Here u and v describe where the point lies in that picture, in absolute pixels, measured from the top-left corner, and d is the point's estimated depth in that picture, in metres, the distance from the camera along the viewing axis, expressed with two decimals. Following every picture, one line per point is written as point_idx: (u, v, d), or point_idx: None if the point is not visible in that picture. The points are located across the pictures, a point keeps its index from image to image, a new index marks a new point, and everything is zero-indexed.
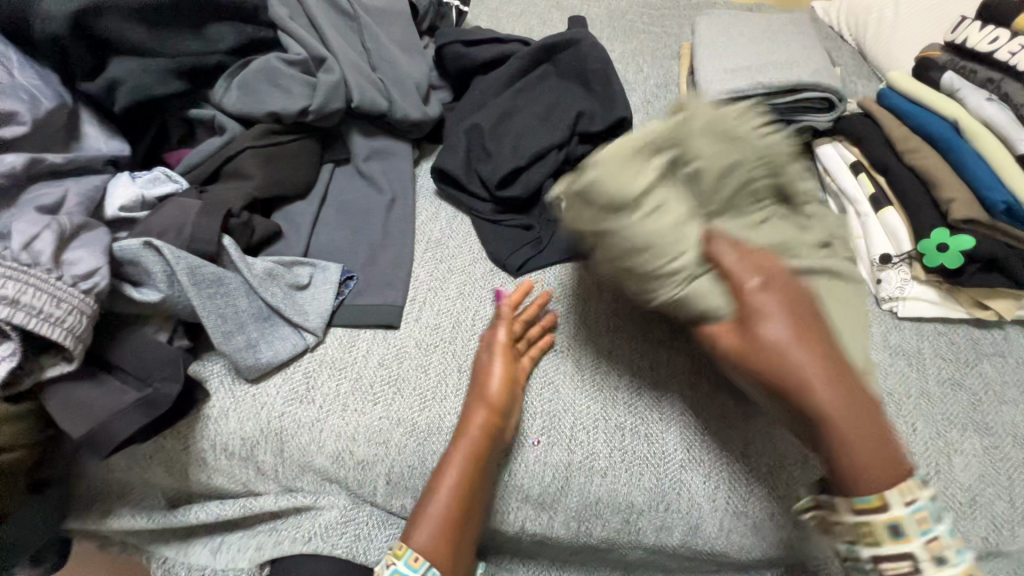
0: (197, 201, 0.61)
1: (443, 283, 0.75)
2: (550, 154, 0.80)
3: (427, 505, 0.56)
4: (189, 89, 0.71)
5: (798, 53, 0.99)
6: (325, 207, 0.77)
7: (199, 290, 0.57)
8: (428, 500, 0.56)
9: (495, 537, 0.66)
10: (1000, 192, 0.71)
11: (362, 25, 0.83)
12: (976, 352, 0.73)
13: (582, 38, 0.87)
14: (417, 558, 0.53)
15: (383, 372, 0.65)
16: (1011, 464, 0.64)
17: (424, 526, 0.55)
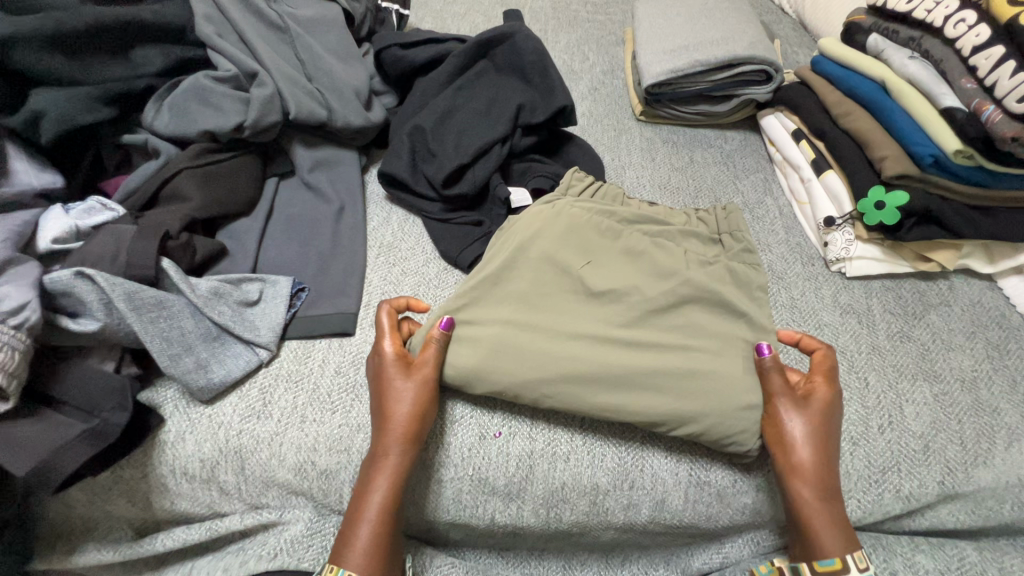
0: (132, 227, 0.61)
1: (397, 286, 0.75)
2: (494, 149, 0.81)
3: (356, 529, 0.54)
4: (120, 115, 0.71)
5: (734, 28, 1.01)
6: (272, 221, 0.77)
7: (140, 315, 0.57)
8: (355, 521, 0.55)
9: (468, 534, 0.67)
10: (929, 145, 0.71)
11: (294, 36, 0.82)
12: (923, 303, 0.75)
13: (517, 31, 0.88)
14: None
15: (340, 380, 0.65)
16: (959, 408, 0.66)
17: (359, 549, 0.54)
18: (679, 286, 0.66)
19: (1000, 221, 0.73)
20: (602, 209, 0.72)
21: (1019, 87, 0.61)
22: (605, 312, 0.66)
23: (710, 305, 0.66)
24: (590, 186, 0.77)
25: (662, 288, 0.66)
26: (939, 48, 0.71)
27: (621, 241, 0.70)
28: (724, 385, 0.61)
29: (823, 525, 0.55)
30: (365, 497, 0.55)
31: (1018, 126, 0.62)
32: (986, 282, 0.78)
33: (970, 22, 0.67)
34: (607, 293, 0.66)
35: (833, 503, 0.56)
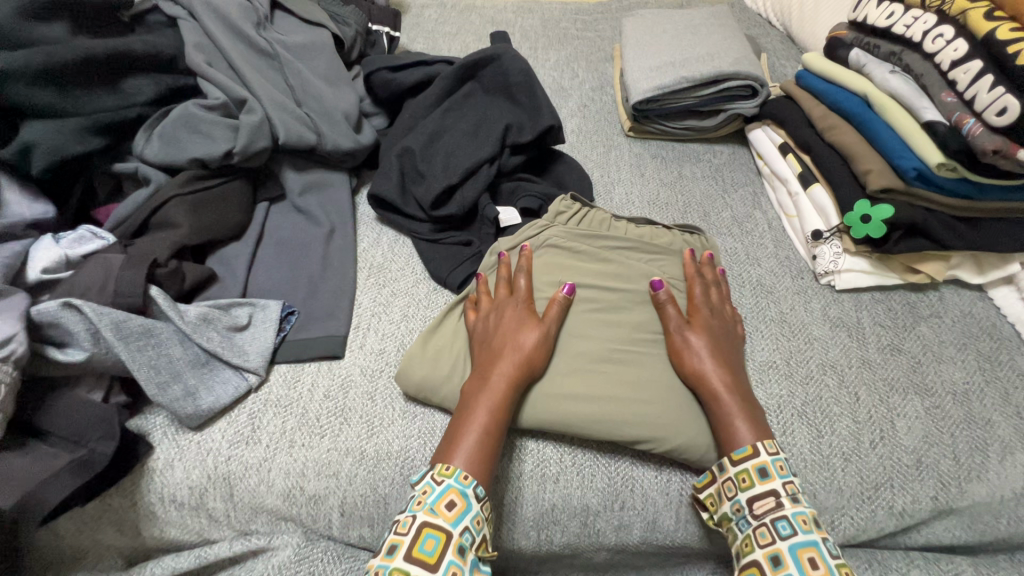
0: (120, 256, 0.61)
1: (387, 308, 0.75)
2: (482, 169, 0.82)
3: (478, 427, 0.55)
4: (111, 145, 0.72)
5: (720, 43, 1.02)
6: (262, 245, 0.77)
7: (127, 343, 0.57)
8: (464, 425, 0.56)
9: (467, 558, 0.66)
10: (912, 159, 0.72)
11: (283, 62, 0.84)
12: (913, 315, 0.75)
13: (503, 53, 0.89)
14: (466, 475, 0.52)
15: (329, 403, 0.65)
16: (952, 421, 0.65)
17: (463, 448, 0.54)
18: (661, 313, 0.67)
19: (988, 231, 0.73)
20: (585, 236, 0.73)
21: (997, 100, 0.61)
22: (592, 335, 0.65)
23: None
24: (576, 214, 0.77)
25: (644, 315, 0.67)
26: (919, 62, 0.72)
27: (604, 266, 0.71)
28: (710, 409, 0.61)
29: (738, 415, 0.58)
30: (464, 411, 0.57)
31: (998, 139, 0.63)
32: (977, 292, 0.78)
33: (948, 37, 0.68)
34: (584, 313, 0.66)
35: (741, 399, 0.59)
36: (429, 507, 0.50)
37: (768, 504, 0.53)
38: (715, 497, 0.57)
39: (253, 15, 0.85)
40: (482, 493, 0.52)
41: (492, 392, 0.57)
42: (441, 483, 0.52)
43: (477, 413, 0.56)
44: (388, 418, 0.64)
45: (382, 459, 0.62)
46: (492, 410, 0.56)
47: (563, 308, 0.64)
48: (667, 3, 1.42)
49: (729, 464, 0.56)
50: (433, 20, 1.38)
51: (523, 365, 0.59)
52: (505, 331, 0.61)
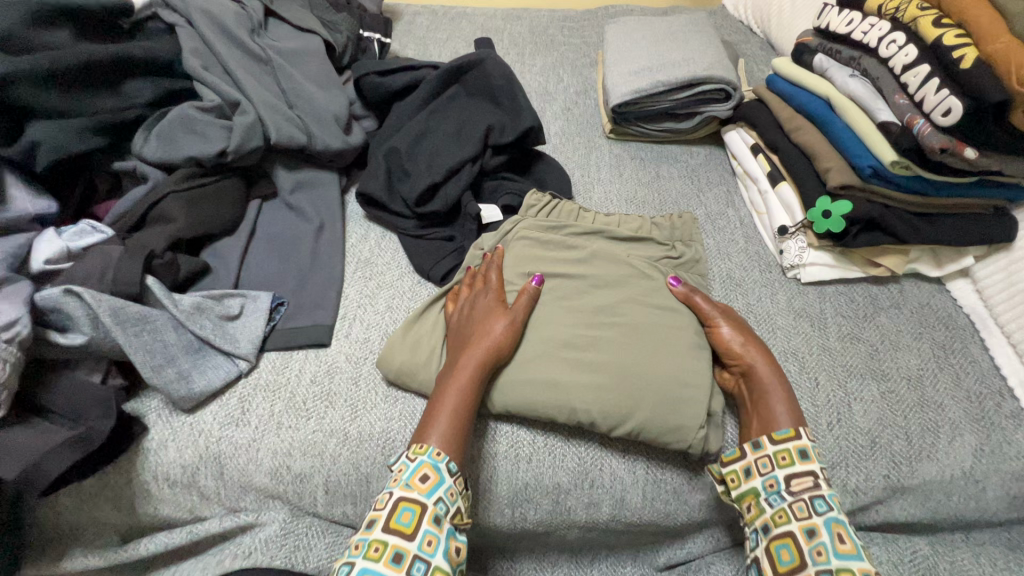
0: (119, 247, 0.65)
1: (373, 299, 0.79)
2: (464, 168, 0.86)
3: (449, 410, 0.59)
4: (111, 144, 0.76)
5: (696, 49, 1.06)
6: (254, 240, 0.81)
7: (124, 328, 0.61)
8: (436, 408, 0.59)
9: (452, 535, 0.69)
10: (868, 157, 0.76)
11: (276, 67, 0.88)
12: (873, 306, 0.79)
13: (486, 58, 0.93)
14: (438, 452, 0.56)
15: (316, 388, 0.68)
16: (906, 405, 0.69)
17: (436, 429, 0.58)
18: (623, 296, 0.70)
19: (942, 225, 0.77)
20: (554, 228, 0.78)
21: (942, 102, 0.65)
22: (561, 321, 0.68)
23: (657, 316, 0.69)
24: (548, 205, 0.82)
25: (607, 298, 0.70)
26: (875, 67, 0.76)
27: (572, 253, 0.74)
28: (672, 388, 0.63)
29: (779, 396, 0.63)
30: (438, 395, 0.60)
31: (944, 138, 0.66)
32: (935, 285, 0.82)
33: (900, 43, 0.72)
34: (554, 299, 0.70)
35: (782, 380, 0.64)
36: (404, 483, 0.54)
37: (806, 483, 0.58)
38: (740, 474, 0.60)
39: (248, 22, 0.89)
40: (454, 468, 0.56)
41: (463, 376, 0.61)
42: (414, 459, 0.56)
43: (450, 397, 0.59)
44: (371, 402, 0.68)
45: (364, 439, 0.65)
46: (465, 394, 0.60)
47: (532, 298, 0.68)
48: (651, 10, 1.47)
49: (769, 442, 0.60)
50: (425, 26, 1.42)
51: (492, 351, 0.62)
52: (477, 320, 0.65)
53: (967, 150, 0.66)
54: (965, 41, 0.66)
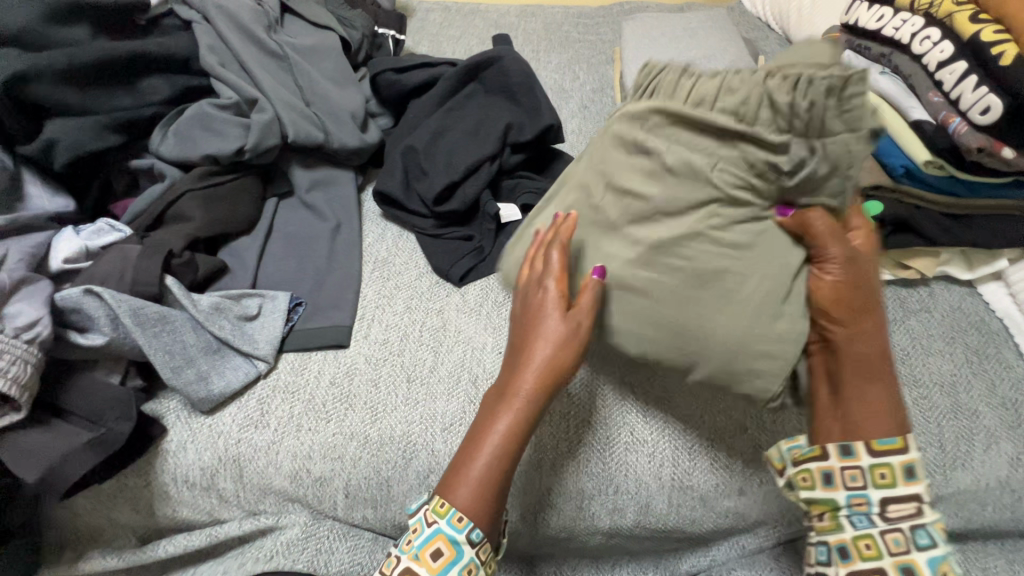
0: (137, 246, 0.64)
1: (391, 300, 0.77)
2: (483, 167, 0.85)
3: (480, 461, 0.52)
4: (128, 142, 0.75)
5: (717, 45, 1.04)
6: (271, 239, 0.80)
7: (144, 329, 0.60)
8: (473, 453, 0.53)
9: None
10: (900, 156, 0.74)
11: (293, 64, 0.87)
12: (903, 310, 0.77)
13: (504, 54, 0.92)
14: (460, 517, 0.51)
15: (335, 390, 0.67)
16: (939, 412, 0.67)
17: (464, 485, 0.52)
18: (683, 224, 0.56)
19: (975, 226, 0.75)
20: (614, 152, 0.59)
21: (981, 100, 0.64)
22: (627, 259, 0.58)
23: (737, 250, 0.55)
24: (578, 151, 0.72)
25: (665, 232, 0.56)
26: (908, 64, 0.74)
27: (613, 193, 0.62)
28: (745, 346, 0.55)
29: (874, 399, 0.53)
30: (477, 438, 0.53)
31: (982, 137, 0.65)
32: (966, 288, 0.80)
33: (934, 39, 0.70)
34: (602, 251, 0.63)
35: (885, 369, 0.54)
36: (414, 553, 0.51)
37: (905, 508, 0.52)
38: (814, 475, 0.54)
39: (264, 19, 0.88)
40: (476, 538, 0.51)
41: (513, 414, 0.53)
42: (430, 526, 0.52)
43: (492, 441, 0.53)
44: (391, 404, 0.67)
45: (385, 443, 0.64)
46: (512, 436, 0.53)
47: (596, 295, 0.56)
48: (667, 6, 1.45)
49: (864, 454, 0.52)
50: (438, 23, 1.41)
51: (549, 384, 0.53)
52: (529, 327, 0.55)
53: (1005, 150, 0.64)
54: (1004, 37, 0.64)
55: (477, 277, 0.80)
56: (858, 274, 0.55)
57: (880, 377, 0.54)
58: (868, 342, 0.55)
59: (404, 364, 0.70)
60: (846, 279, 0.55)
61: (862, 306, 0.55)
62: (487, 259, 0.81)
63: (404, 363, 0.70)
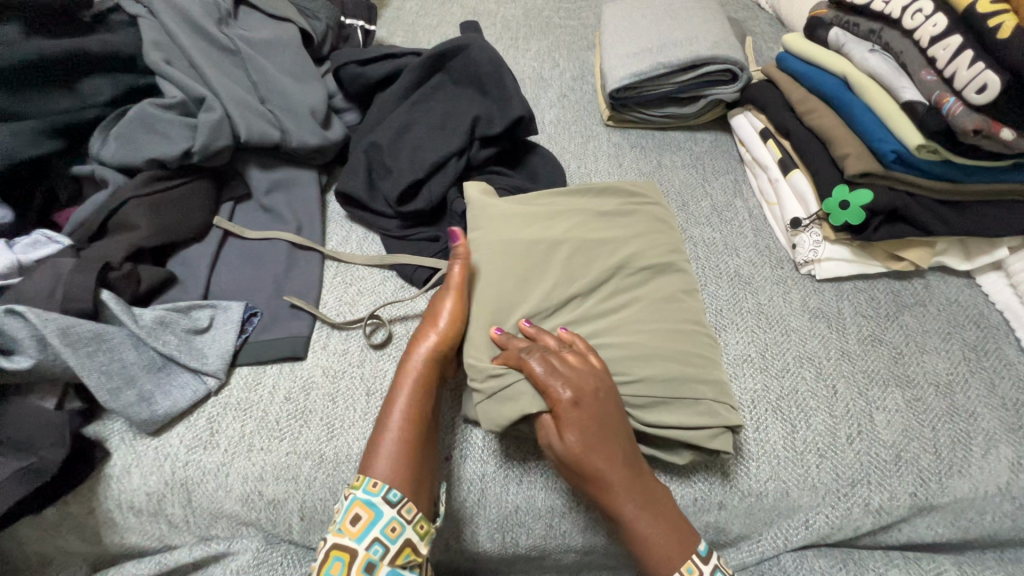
0: (71, 260, 0.60)
1: (353, 307, 0.74)
2: (450, 163, 0.80)
3: (386, 432, 0.54)
4: (69, 147, 0.71)
5: (699, 26, 0.99)
6: (226, 246, 0.76)
7: (76, 349, 0.56)
8: (381, 429, 0.55)
9: (451, 560, 0.64)
10: (890, 141, 0.69)
11: (246, 58, 0.82)
12: (897, 304, 0.72)
13: (471, 42, 0.86)
14: (375, 482, 0.51)
15: (289, 406, 0.64)
16: (933, 414, 0.63)
17: (381, 455, 0.53)
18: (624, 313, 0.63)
19: (974, 215, 0.70)
20: (515, 220, 0.70)
21: (978, 76, 0.58)
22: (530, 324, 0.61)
23: (645, 301, 0.64)
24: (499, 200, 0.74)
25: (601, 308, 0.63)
26: (899, 40, 0.69)
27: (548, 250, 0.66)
28: (669, 368, 0.59)
29: (653, 536, 0.51)
30: (387, 415, 0.56)
31: (978, 118, 0.59)
32: (965, 279, 0.75)
33: (927, 12, 0.65)
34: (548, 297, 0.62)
35: (652, 513, 0.52)
36: (337, 527, 0.49)
37: None
38: None
39: (215, 11, 0.83)
40: (395, 498, 0.51)
41: (410, 375, 0.58)
42: (347, 497, 0.51)
43: (400, 404, 0.56)
44: (349, 419, 0.63)
45: (342, 462, 0.60)
46: (419, 393, 0.57)
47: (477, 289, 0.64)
48: None
49: None
50: (414, 11, 1.36)
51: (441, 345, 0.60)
52: (426, 322, 0.61)
53: (1004, 131, 0.59)
54: (1002, 7, 0.59)
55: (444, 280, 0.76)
56: (599, 421, 0.52)
57: (661, 508, 0.52)
58: (611, 471, 0.51)
59: (363, 376, 0.67)
60: (587, 428, 0.51)
61: (608, 431, 0.52)
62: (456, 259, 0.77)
63: (365, 375, 0.67)
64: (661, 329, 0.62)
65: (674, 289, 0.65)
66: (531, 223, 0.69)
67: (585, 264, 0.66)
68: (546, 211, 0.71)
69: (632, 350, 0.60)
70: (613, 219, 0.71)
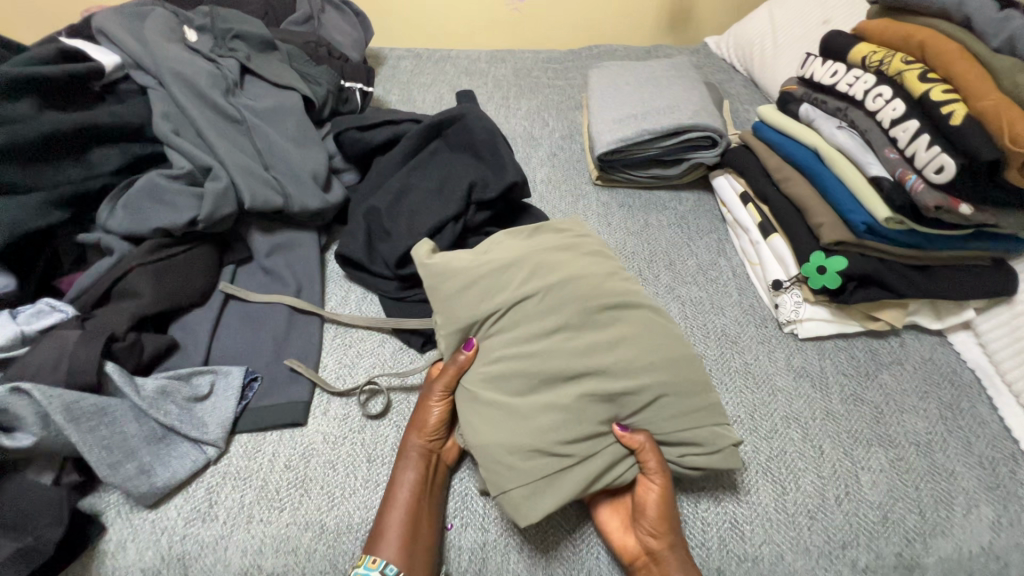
0: (76, 331, 0.61)
1: (353, 370, 0.75)
2: (447, 227, 0.83)
3: (384, 514, 0.59)
4: (76, 216, 0.72)
5: (680, 94, 1.05)
6: (227, 310, 0.77)
7: (78, 425, 0.56)
8: (381, 511, 0.59)
9: None
10: (861, 213, 0.74)
11: (251, 127, 0.85)
12: (876, 363, 0.76)
13: (467, 112, 0.91)
14: (374, 558, 0.55)
15: (290, 474, 0.64)
16: (916, 474, 0.65)
17: (380, 534, 0.57)
18: (606, 348, 0.64)
19: (941, 278, 0.75)
20: (473, 285, 0.70)
21: (935, 159, 0.64)
22: (523, 392, 0.63)
23: (615, 330, 0.66)
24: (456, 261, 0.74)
25: (583, 348, 0.64)
26: (863, 119, 0.75)
27: (515, 309, 0.67)
28: (662, 395, 0.63)
29: None
30: (386, 495, 0.61)
31: (938, 196, 0.65)
32: (937, 337, 0.79)
33: (886, 96, 0.71)
34: (535, 352, 0.64)
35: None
36: None
37: None
38: None
39: (222, 82, 0.87)
40: (390, 572, 0.54)
41: (404, 459, 0.63)
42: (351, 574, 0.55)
43: (395, 488, 0.60)
44: (350, 488, 0.63)
45: (342, 533, 0.60)
46: (412, 479, 0.61)
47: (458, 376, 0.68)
48: (634, 50, 1.49)
49: None
50: (410, 70, 1.42)
51: (424, 434, 0.66)
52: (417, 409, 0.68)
53: (963, 207, 0.65)
54: (953, 97, 0.65)
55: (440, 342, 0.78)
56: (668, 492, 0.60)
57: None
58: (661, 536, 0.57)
59: (364, 442, 0.67)
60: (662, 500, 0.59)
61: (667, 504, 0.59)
62: None
63: (365, 441, 0.67)
64: (643, 357, 0.64)
65: (638, 309, 0.67)
66: (491, 280, 0.70)
67: (551, 312, 0.66)
68: (490, 266, 0.71)
69: (623, 383, 0.62)
70: (562, 254, 0.72)
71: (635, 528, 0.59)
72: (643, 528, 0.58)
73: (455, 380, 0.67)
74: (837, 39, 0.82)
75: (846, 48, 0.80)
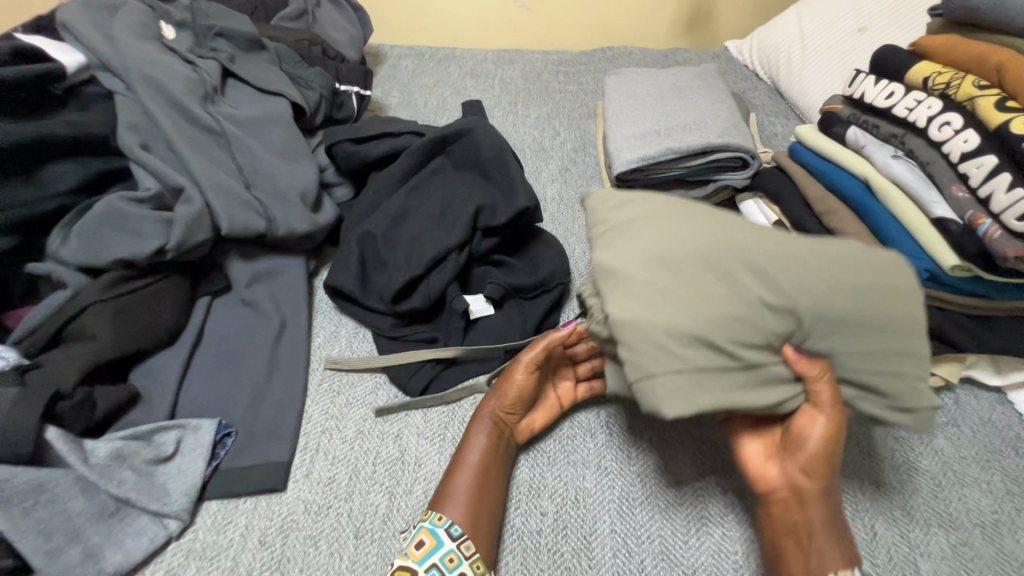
0: (13, 389, 0.52)
1: (340, 422, 0.66)
2: (449, 257, 0.74)
3: (454, 472, 0.58)
4: (24, 242, 0.63)
5: (709, 109, 0.96)
6: (198, 350, 0.68)
7: (8, 510, 0.48)
8: (450, 472, 0.59)
9: None
10: (921, 257, 0.65)
11: (232, 139, 0.76)
12: (930, 425, 0.67)
13: (475, 126, 0.82)
14: (440, 516, 0.54)
15: (264, 554, 0.55)
16: (983, 563, 0.57)
17: (445, 492, 0.57)
18: (779, 258, 0.49)
19: (1007, 332, 0.66)
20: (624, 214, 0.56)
21: (1018, 204, 0.55)
22: (685, 299, 0.48)
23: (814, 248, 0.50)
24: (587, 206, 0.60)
25: (767, 261, 0.49)
26: (924, 148, 0.66)
27: (675, 222, 0.53)
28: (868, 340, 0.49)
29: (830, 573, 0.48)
30: (457, 458, 0.60)
31: (1020, 245, 0.56)
32: (995, 395, 0.71)
33: (955, 126, 0.62)
34: (694, 257, 0.49)
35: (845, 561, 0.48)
36: None
37: None
38: None
39: (200, 87, 0.78)
40: (456, 533, 0.53)
41: (481, 424, 0.62)
42: (415, 527, 0.55)
43: (469, 450, 0.60)
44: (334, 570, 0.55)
45: None
46: (485, 448, 0.60)
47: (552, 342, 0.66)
48: (651, 53, 1.39)
49: None
50: (410, 70, 1.32)
51: (504, 405, 0.63)
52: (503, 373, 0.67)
53: None
54: None
55: (439, 390, 0.69)
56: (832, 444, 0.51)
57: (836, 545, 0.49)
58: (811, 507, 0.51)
59: (351, 511, 0.59)
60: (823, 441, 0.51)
61: (824, 469, 0.51)
62: (453, 366, 0.71)
63: (353, 511, 0.59)
64: (852, 283, 0.48)
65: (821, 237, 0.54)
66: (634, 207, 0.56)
67: (716, 228, 0.52)
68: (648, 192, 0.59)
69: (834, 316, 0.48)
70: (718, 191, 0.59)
71: (783, 459, 0.54)
72: (796, 467, 0.52)
73: (550, 345, 0.66)
74: (893, 55, 0.73)
75: (904, 67, 0.71)
